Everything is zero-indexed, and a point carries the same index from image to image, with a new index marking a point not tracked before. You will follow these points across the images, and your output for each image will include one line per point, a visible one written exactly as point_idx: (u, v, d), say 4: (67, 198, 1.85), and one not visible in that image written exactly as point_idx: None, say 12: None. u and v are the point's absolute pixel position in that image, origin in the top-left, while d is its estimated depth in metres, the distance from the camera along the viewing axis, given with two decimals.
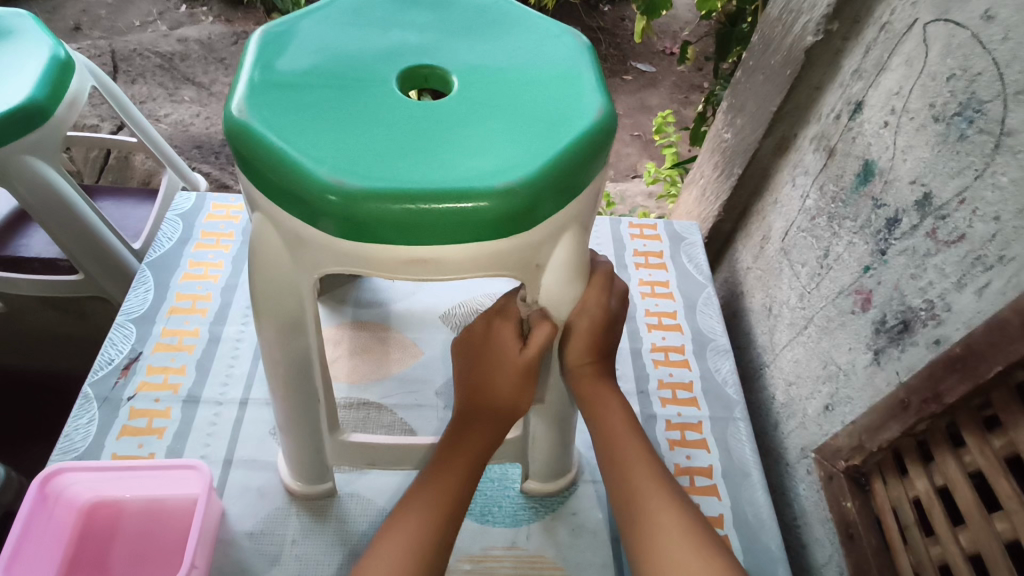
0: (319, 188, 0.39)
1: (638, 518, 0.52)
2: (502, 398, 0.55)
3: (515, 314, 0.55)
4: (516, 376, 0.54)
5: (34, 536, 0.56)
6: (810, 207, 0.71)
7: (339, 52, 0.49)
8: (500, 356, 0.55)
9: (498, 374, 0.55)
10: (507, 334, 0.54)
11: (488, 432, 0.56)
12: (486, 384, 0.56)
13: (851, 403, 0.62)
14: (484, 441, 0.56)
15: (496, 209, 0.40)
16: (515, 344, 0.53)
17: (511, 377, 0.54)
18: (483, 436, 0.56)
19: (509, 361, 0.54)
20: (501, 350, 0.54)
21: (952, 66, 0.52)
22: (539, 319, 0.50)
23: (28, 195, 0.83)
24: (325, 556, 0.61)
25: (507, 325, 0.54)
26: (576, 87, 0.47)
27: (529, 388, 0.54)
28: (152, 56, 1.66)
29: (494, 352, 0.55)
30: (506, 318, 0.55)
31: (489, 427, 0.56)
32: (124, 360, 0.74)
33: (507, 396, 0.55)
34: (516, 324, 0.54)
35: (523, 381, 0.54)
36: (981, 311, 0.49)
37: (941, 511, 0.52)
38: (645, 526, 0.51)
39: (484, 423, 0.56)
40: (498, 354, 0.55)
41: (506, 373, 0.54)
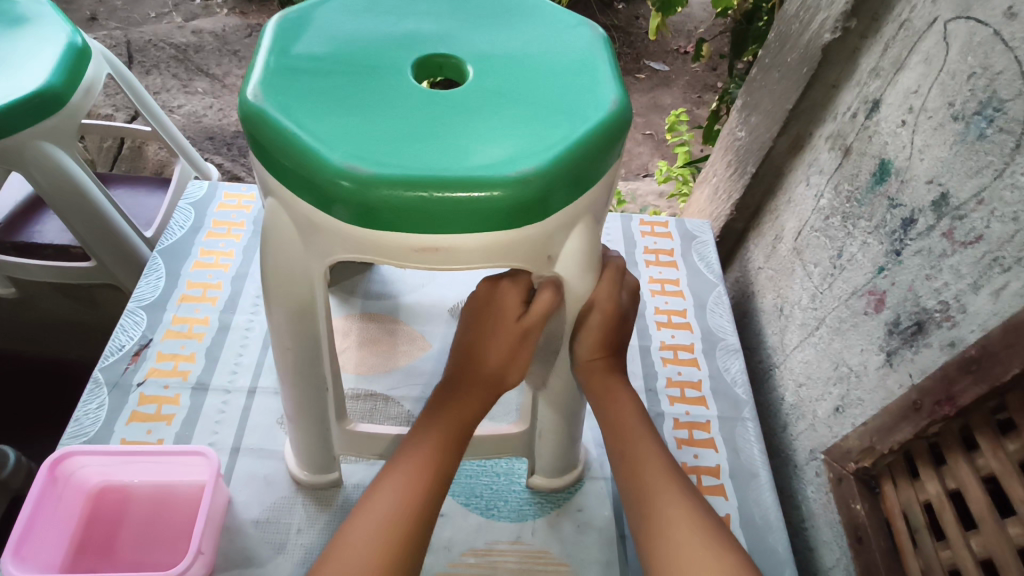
0: (331, 173, 0.39)
1: (648, 512, 0.51)
2: (490, 368, 0.56)
3: (524, 281, 0.54)
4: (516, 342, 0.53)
5: (42, 518, 0.57)
6: (824, 207, 0.71)
7: (355, 39, 0.49)
8: (500, 320, 0.54)
9: (499, 337, 0.54)
10: (511, 299, 0.53)
11: (469, 406, 0.55)
12: (476, 347, 0.56)
13: (862, 405, 0.62)
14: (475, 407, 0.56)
15: (507, 198, 0.40)
16: (516, 308, 0.53)
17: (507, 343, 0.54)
18: (462, 409, 0.55)
19: (507, 324, 0.53)
20: (500, 311, 0.54)
21: (973, 64, 0.51)
22: (546, 285, 0.49)
23: (44, 182, 0.83)
24: (330, 545, 0.61)
25: (513, 290, 0.53)
26: (592, 79, 0.47)
27: (523, 353, 0.55)
28: (167, 47, 1.67)
29: (492, 313, 0.54)
30: (515, 281, 0.54)
31: (478, 395, 0.56)
32: (135, 346, 0.75)
33: (498, 359, 0.55)
34: (523, 291, 0.54)
35: (518, 344, 0.54)
36: (997, 313, 0.48)
37: (952, 515, 0.51)
38: (655, 521, 0.51)
39: (464, 396, 0.56)
40: (496, 315, 0.54)
41: (505, 335, 0.54)
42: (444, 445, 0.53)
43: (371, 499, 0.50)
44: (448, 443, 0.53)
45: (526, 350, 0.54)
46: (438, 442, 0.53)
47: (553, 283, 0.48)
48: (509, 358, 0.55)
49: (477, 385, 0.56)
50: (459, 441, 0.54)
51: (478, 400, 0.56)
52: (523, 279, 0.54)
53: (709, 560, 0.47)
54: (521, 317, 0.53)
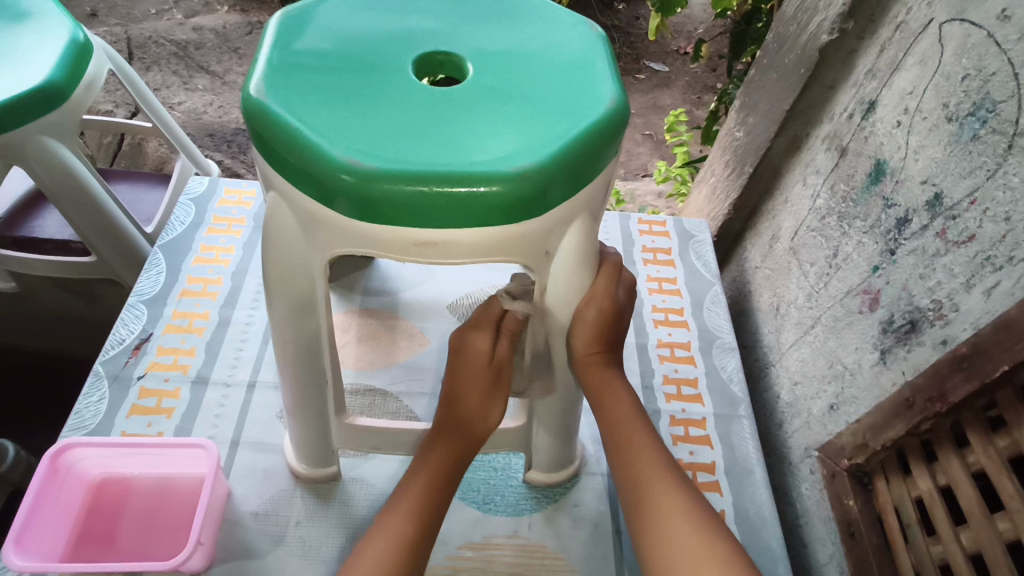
0: (333, 168, 0.40)
1: (643, 507, 0.52)
2: (467, 422, 0.57)
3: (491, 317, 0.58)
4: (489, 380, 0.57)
5: (43, 509, 0.57)
6: (820, 207, 0.71)
7: (356, 36, 0.49)
8: (472, 363, 0.58)
9: (472, 381, 0.57)
10: (480, 339, 0.57)
11: (448, 454, 0.56)
12: (454, 398, 0.57)
13: (856, 403, 0.62)
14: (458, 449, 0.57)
15: (507, 193, 0.41)
16: (486, 348, 0.57)
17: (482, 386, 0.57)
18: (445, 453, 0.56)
19: (477, 367, 0.57)
20: (472, 357, 0.58)
21: (967, 66, 0.52)
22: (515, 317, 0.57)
23: (45, 177, 0.84)
24: (327, 538, 0.62)
25: (483, 333, 0.58)
26: (591, 77, 0.47)
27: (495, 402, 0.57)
28: (167, 44, 1.67)
29: (463, 357, 0.58)
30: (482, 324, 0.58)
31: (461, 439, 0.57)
32: (135, 340, 0.75)
33: (475, 413, 0.57)
34: (490, 330, 0.58)
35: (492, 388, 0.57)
36: (988, 312, 0.49)
37: (943, 511, 0.52)
38: (650, 514, 0.51)
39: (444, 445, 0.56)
40: (467, 359, 0.58)
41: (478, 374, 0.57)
42: (426, 497, 0.53)
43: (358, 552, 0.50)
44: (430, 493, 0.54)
45: (499, 393, 0.58)
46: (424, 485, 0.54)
47: (551, 278, 0.49)
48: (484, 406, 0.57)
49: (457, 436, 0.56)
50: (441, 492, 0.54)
51: (456, 449, 0.56)
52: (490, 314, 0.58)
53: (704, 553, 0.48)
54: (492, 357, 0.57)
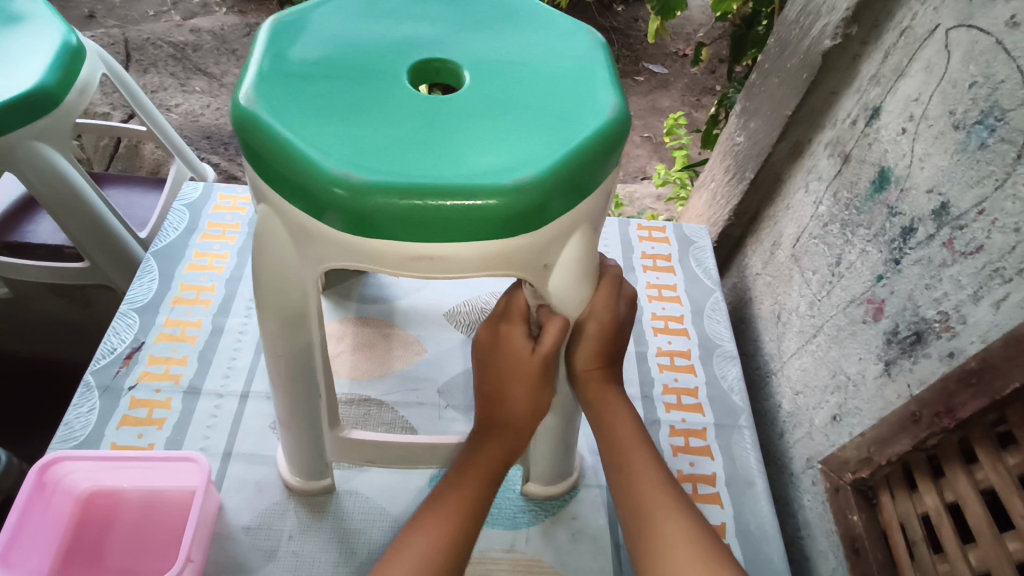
0: (325, 181, 0.39)
1: (644, 527, 0.51)
2: (518, 415, 0.55)
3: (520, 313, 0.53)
4: (537, 376, 0.53)
5: (30, 525, 0.56)
6: (823, 214, 0.70)
7: (350, 43, 0.48)
8: (511, 360, 0.53)
9: (514, 379, 0.54)
10: (517, 336, 0.53)
11: (500, 449, 0.55)
12: (498, 394, 0.55)
13: (859, 415, 0.61)
14: (506, 447, 0.55)
15: (504, 207, 0.39)
16: (524, 344, 0.52)
17: (529, 381, 0.53)
18: (495, 452, 0.54)
19: (523, 363, 0.52)
20: (510, 355, 0.53)
21: (974, 73, 0.51)
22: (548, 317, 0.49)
23: (37, 182, 0.82)
24: (321, 553, 0.61)
25: (517, 326, 0.53)
26: (590, 86, 0.46)
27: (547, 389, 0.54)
28: (164, 45, 1.66)
29: (503, 357, 0.54)
30: (512, 320, 0.53)
31: (508, 437, 0.55)
32: (127, 349, 0.74)
33: (525, 407, 0.54)
34: (523, 323, 0.53)
35: (542, 379, 0.53)
36: (997, 325, 0.48)
37: (950, 528, 0.51)
38: (650, 534, 0.50)
39: (496, 440, 0.55)
40: (508, 357, 0.53)
41: (524, 372, 0.53)
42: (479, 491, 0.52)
43: (405, 542, 0.49)
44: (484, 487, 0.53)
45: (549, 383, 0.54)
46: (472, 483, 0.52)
47: (549, 291, 0.48)
48: (535, 397, 0.54)
49: (508, 431, 0.55)
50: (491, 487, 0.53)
51: (509, 444, 0.55)
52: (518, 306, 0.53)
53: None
54: (534, 349, 0.52)
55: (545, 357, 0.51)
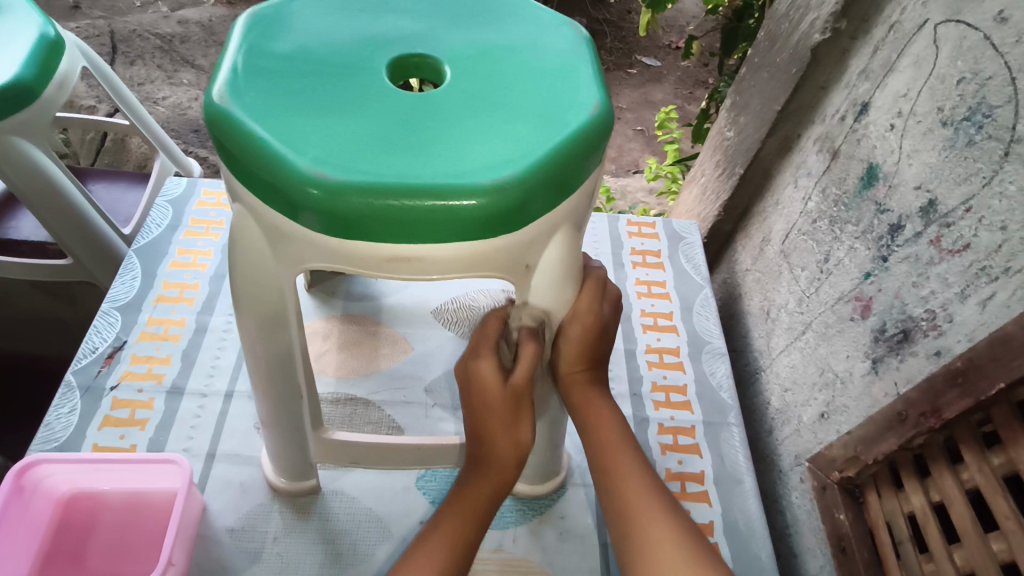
0: (300, 181, 0.38)
1: (633, 536, 0.50)
2: (500, 453, 0.52)
3: (490, 341, 0.52)
4: (510, 410, 0.51)
5: (8, 527, 0.55)
6: (812, 210, 0.70)
7: (329, 37, 0.47)
8: (483, 397, 0.51)
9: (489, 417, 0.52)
10: (485, 367, 0.51)
11: (484, 488, 0.52)
12: (481, 430, 0.53)
13: (847, 412, 0.61)
14: (490, 487, 0.52)
15: (485, 207, 0.39)
16: (494, 376, 0.50)
17: (504, 415, 0.51)
18: (477, 492, 0.52)
19: (493, 398, 0.51)
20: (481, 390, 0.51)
21: (962, 69, 0.50)
22: (528, 337, 0.49)
23: (15, 177, 0.81)
24: (306, 555, 0.60)
25: (486, 358, 0.51)
26: (573, 82, 0.45)
27: (525, 420, 0.52)
28: (152, 38, 1.64)
29: (474, 391, 0.52)
30: (481, 350, 0.52)
31: (494, 475, 0.52)
32: (108, 349, 0.73)
33: (504, 440, 0.52)
34: (493, 353, 0.51)
35: (514, 412, 0.51)
36: (984, 324, 0.47)
37: (936, 528, 0.50)
38: (640, 547, 0.49)
39: (481, 479, 0.53)
40: (479, 392, 0.52)
41: (497, 407, 0.51)
42: (455, 545, 0.50)
43: None
44: (468, 529, 0.51)
45: (524, 414, 0.51)
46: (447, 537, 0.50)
47: (532, 291, 0.47)
48: (513, 432, 0.52)
49: (493, 468, 0.53)
50: (475, 529, 0.51)
51: (495, 482, 0.53)
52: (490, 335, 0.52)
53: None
54: (505, 383, 0.50)
55: (515, 391, 0.50)
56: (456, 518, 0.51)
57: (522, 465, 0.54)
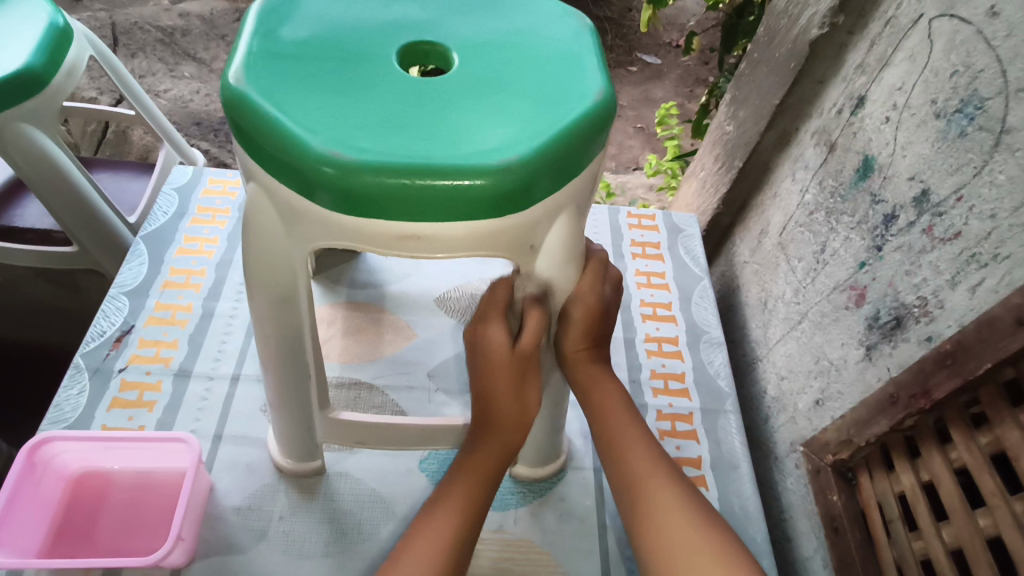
0: (314, 160, 0.39)
1: (640, 506, 0.51)
2: (505, 415, 0.55)
3: (496, 310, 0.54)
4: (517, 374, 0.53)
5: (21, 501, 0.56)
6: (809, 202, 0.71)
7: (340, 24, 0.48)
8: (491, 361, 0.54)
9: (497, 381, 0.54)
10: (494, 335, 0.53)
11: (493, 449, 0.55)
12: (486, 396, 0.55)
13: (841, 398, 0.63)
14: (499, 448, 0.55)
15: (491, 186, 0.40)
16: (503, 342, 0.53)
17: (511, 378, 0.54)
18: (487, 454, 0.54)
19: (501, 362, 0.53)
20: (489, 354, 0.54)
21: (955, 62, 0.51)
22: (530, 306, 0.51)
23: (23, 164, 0.82)
24: (312, 533, 0.62)
25: (494, 324, 0.54)
26: (578, 70, 0.46)
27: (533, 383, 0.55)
28: (154, 30, 1.65)
29: (481, 356, 0.55)
30: (488, 319, 0.54)
31: (503, 436, 0.55)
32: (116, 332, 0.74)
33: (510, 402, 0.54)
34: (501, 318, 0.54)
35: (522, 376, 0.54)
36: (973, 309, 0.49)
37: (925, 507, 0.52)
38: (646, 516, 0.51)
39: (489, 440, 0.55)
40: (488, 358, 0.54)
41: (504, 370, 0.53)
42: (468, 504, 0.51)
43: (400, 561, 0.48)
44: (479, 488, 0.53)
45: (531, 375, 0.54)
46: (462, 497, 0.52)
47: (536, 271, 0.48)
48: (520, 394, 0.54)
49: (501, 429, 0.55)
50: (487, 490, 0.53)
51: (502, 444, 0.55)
52: (497, 301, 0.54)
53: (701, 546, 0.47)
54: (513, 348, 0.53)
55: (523, 355, 0.53)
56: (467, 479, 0.53)
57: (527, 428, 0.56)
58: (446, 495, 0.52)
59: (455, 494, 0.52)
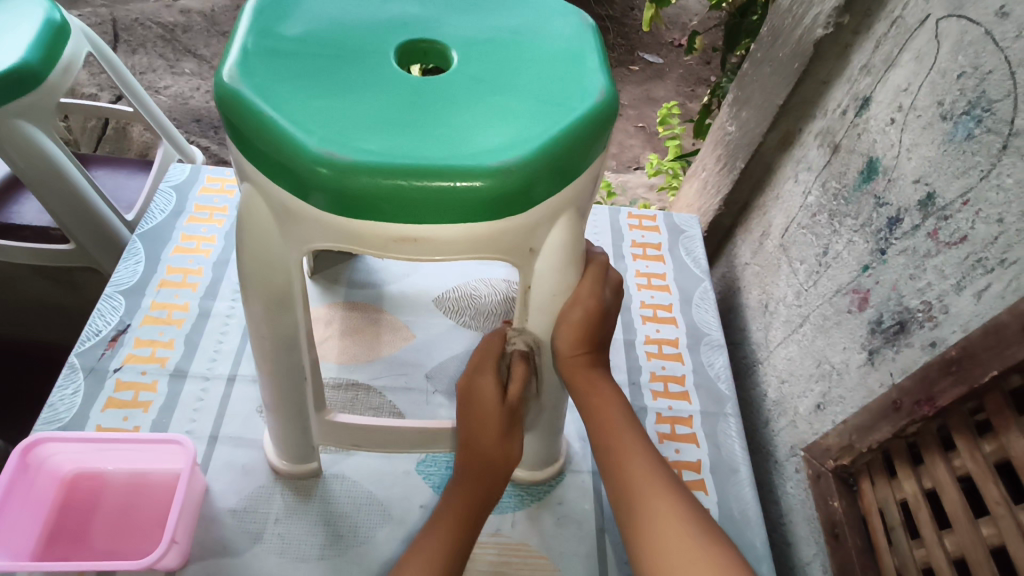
0: (310, 161, 0.38)
1: (637, 512, 0.51)
2: (494, 458, 0.56)
3: (490, 361, 0.56)
4: (507, 422, 0.56)
5: (14, 503, 0.56)
6: (812, 204, 0.70)
7: (338, 22, 0.47)
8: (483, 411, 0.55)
9: (487, 428, 0.55)
10: (485, 386, 0.55)
11: (479, 490, 0.56)
12: (475, 440, 0.56)
13: (843, 403, 0.62)
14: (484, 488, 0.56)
15: (491, 188, 0.39)
16: (494, 394, 0.55)
17: (500, 426, 0.55)
18: (473, 494, 0.55)
19: (492, 412, 0.55)
20: (480, 404, 0.55)
21: (963, 64, 0.51)
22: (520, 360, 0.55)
23: (20, 161, 0.81)
24: (308, 536, 0.61)
25: (487, 375, 0.55)
26: (579, 69, 0.46)
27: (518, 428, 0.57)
28: (154, 26, 1.64)
29: (471, 403, 0.56)
30: (483, 369, 0.56)
31: (488, 477, 0.56)
32: (112, 332, 0.73)
33: (497, 448, 0.56)
34: (494, 370, 0.55)
35: (509, 423, 0.56)
36: (979, 315, 0.48)
37: (927, 514, 0.51)
38: (643, 522, 0.50)
39: (476, 482, 0.56)
40: (477, 408, 0.56)
41: (495, 419, 0.55)
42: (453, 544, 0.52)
43: None
44: (463, 530, 0.53)
45: (518, 425, 0.57)
46: (445, 539, 0.52)
47: (535, 274, 0.48)
48: (507, 441, 0.56)
49: (488, 471, 0.56)
50: (470, 530, 0.54)
51: (488, 485, 0.56)
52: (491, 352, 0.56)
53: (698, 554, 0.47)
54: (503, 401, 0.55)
55: (511, 407, 0.55)
56: (451, 521, 0.53)
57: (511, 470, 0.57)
58: (431, 535, 0.52)
59: (438, 535, 0.52)
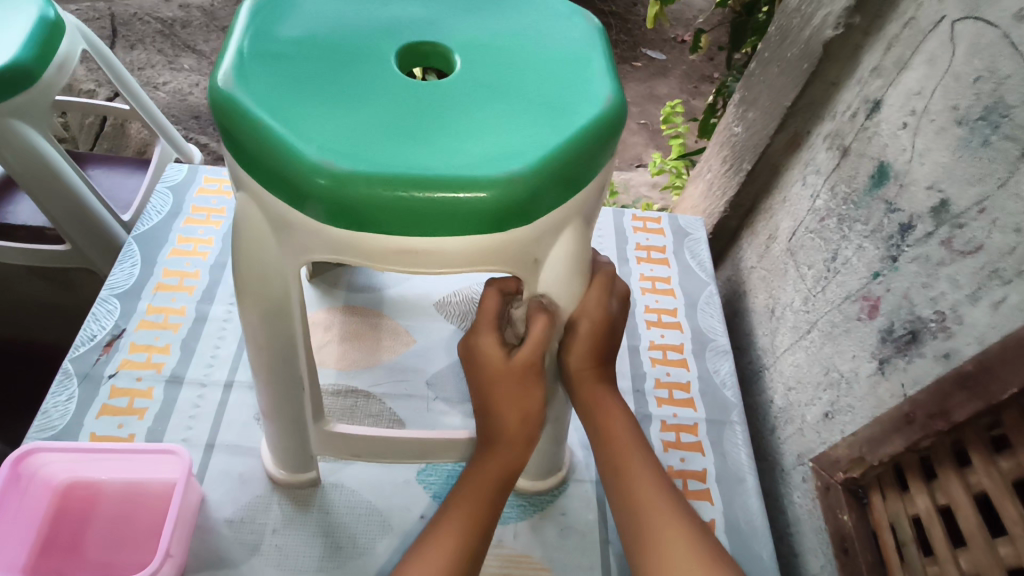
0: (307, 170, 0.37)
1: (642, 532, 0.50)
2: (510, 428, 0.53)
3: (490, 316, 0.52)
4: (517, 380, 0.51)
5: (5, 515, 0.54)
6: (820, 208, 0.69)
7: (336, 23, 0.46)
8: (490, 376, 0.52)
9: (497, 391, 0.52)
10: (489, 344, 0.51)
11: (499, 464, 0.54)
12: (490, 408, 0.53)
13: (852, 413, 0.61)
14: (504, 462, 0.54)
15: (495, 199, 0.38)
16: (497, 349, 0.51)
17: (509, 388, 0.52)
18: (492, 469, 0.54)
19: (499, 371, 0.51)
20: (486, 364, 0.52)
21: (979, 67, 0.49)
22: (535, 311, 0.47)
23: (14, 161, 0.80)
24: (306, 547, 0.60)
25: (487, 335, 0.52)
26: (586, 74, 0.44)
27: (533, 395, 0.52)
28: (153, 22, 1.62)
29: (479, 367, 0.53)
30: (485, 328, 0.52)
31: (506, 451, 0.54)
32: (107, 336, 0.72)
33: (510, 415, 0.53)
34: (495, 330, 0.52)
35: (522, 382, 0.51)
36: (995, 327, 0.47)
37: (941, 531, 0.50)
38: (649, 544, 0.49)
39: (493, 455, 0.54)
40: (484, 369, 0.52)
41: (504, 378, 0.51)
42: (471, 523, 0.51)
43: None
44: (482, 508, 0.52)
45: (534, 386, 0.52)
46: (462, 520, 0.51)
47: (540, 287, 0.46)
48: (519, 402, 0.52)
49: (505, 443, 0.54)
50: (491, 507, 0.53)
51: (507, 458, 0.54)
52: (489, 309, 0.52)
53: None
54: (508, 357, 0.51)
55: (518, 364, 0.50)
56: (467, 500, 0.52)
57: (532, 443, 0.55)
58: (444, 521, 0.51)
59: (455, 516, 0.51)
